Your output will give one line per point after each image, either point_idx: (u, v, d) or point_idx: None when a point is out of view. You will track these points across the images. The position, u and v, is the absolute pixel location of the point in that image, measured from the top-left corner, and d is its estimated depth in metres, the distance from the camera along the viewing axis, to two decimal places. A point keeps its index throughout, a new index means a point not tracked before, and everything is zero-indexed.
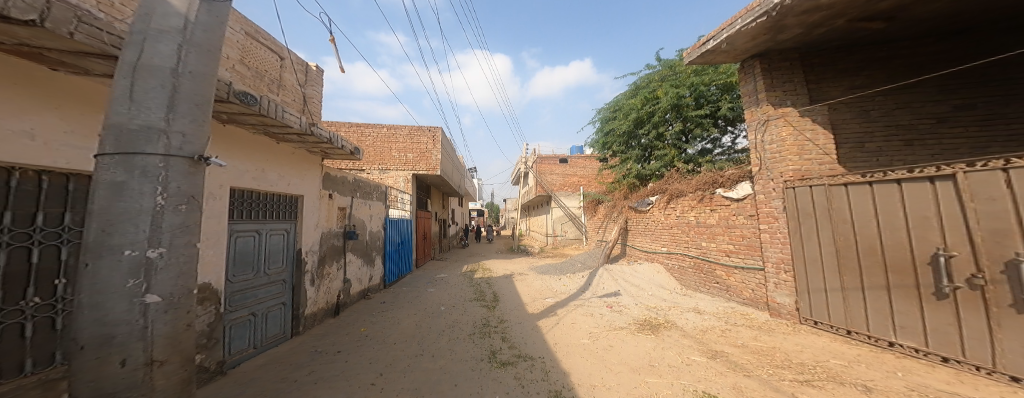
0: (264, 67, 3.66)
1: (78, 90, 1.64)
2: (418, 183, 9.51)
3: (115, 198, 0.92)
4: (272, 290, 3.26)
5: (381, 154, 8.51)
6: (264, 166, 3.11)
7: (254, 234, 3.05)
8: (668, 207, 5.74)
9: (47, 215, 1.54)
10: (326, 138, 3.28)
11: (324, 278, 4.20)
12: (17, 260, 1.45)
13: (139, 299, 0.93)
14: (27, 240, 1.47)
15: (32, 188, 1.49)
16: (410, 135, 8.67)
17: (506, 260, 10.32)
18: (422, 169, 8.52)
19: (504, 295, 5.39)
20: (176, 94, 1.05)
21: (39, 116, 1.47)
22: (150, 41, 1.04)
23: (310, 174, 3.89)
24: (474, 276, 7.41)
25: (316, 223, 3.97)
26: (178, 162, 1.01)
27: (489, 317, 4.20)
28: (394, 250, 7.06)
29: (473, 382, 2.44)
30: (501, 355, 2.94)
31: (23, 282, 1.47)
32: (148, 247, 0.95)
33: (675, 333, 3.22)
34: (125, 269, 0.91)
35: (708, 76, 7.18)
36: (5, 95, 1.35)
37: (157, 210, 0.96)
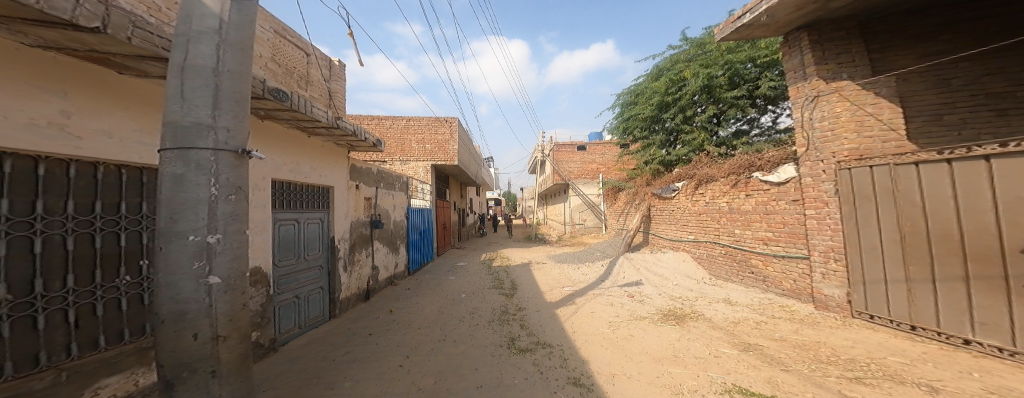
0: (293, 64, 3.74)
1: (144, 91, 1.76)
2: (436, 173, 9.65)
3: (176, 189, 0.97)
4: (311, 274, 3.40)
5: (401, 145, 8.66)
6: (298, 159, 3.20)
7: (294, 222, 3.18)
8: (696, 193, 5.60)
9: (129, 205, 1.74)
10: (351, 131, 3.32)
11: (356, 265, 4.36)
12: (109, 244, 1.65)
13: (203, 280, 0.98)
14: (115, 227, 1.68)
15: (88, 178, 1.56)
16: (428, 126, 8.74)
17: (524, 249, 10.37)
18: (441, 159, 8.62)
19: (522, 283, 5.45)
20: (219, 92, 1.08)
21: (112, 116, 1.60)
22: (192, 43, 1.06)
23: (338, 166, 3.99)
24: (493, 265, 7.48)
25: (345, 212, 4.09)
26: (226, 155, 1.05)
27: (507, 304, 4.24)
28: (417, 239, 7.25)
29: (493, 367, 2.49)
30: (520, 341, 2.98)
31: (116, 262, 1.68)
32: (207, 233, 0.99)
33: (702, 324, 3.16)
34: (189, 252, 0.97)
35: (745, 53, 6.82)
36: (85, 98, 1.48)
37: (212, 200, 1.01)
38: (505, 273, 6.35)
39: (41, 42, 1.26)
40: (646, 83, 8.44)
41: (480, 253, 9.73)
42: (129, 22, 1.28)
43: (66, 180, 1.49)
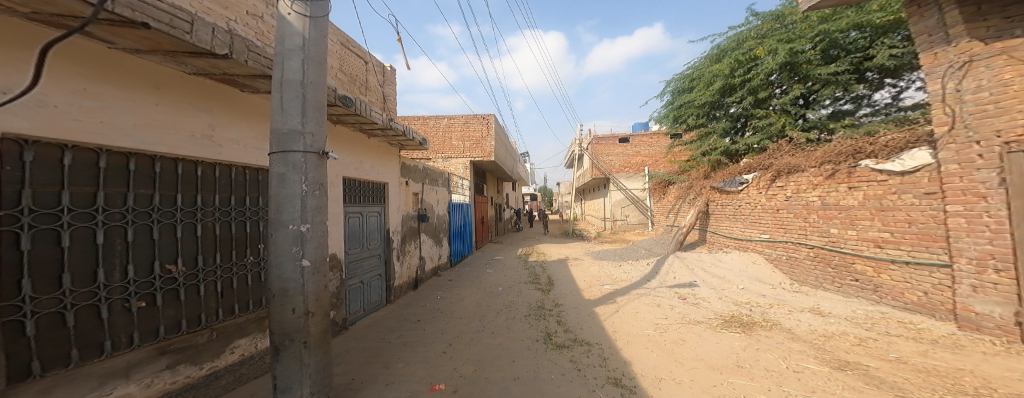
0: (356, 73, 4.00)
1: (260, 107, 2.20)
2: (474, 169, 9.82)
3: (281, 186, 1.37)
4: (371, 262, 3.65)
5: (443, 143, 8.92)
6: (360, 158, 3.43)
7: (360, 215, 3.45)
8: (772, 186, 5.06)
9: (248, 198, 2.20)
10: (401, 131, 3.47)
11: (406, 255, 4.60)
12: (237, 230, 2.12)
13: (299, 262, 1.38)
14: (240, 216, 2.14)
15: (121, 170, 1.54)
16: (467, 123, 8.89)
17: (561, 245, 10.22)
18: (479, 156, 8.74)
19: (558, 279, 5.40)
20: (306, 102, 1.44)
21: (238, 128, 2.07)
22: (286, 61, 1.42)
23: (392, 163, 4.20)
24: (530, 260, 7.47)
25: (398, 206, 4.32)
26: (312, 156, 1.44)
27: (543, 300, 4.21)
28: (458, 232, 7.46)
29: (529, 361, 2.48)
30: (557, 337, 2.94)
31: (241, 244, 2.15)
32: (300, 223, 1.38)
33: (779, 334, 2.83)
34: (290, 238, 1.37)
35: (846, 20, 5.72)
36: (222, 114, 1.95)
37: (303, 195, 1.40)
38: (541, 268, 6.33)
39: (194, 69, 1.69)
40: (717, 54, 7.61)
41: (518, 248, 9.77)
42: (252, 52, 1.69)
43: (213, 180, 1.97)
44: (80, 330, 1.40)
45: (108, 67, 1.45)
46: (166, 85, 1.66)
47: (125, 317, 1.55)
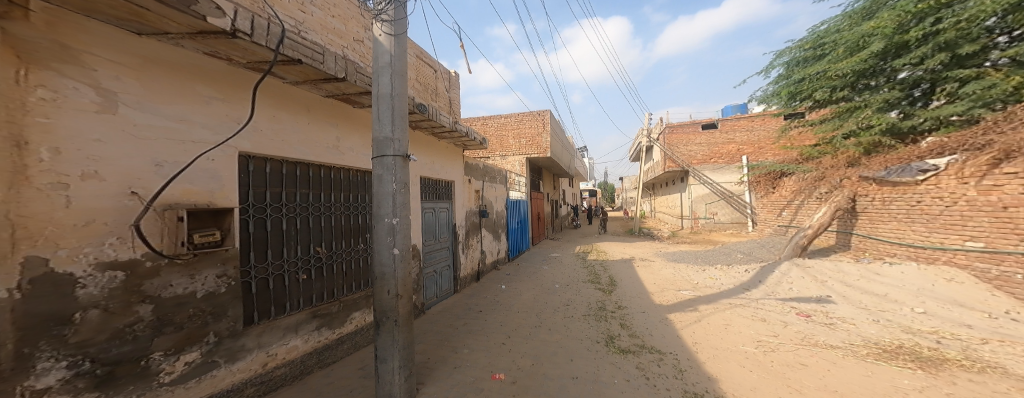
0: (427, 81, 4.29)
1: (366, 119, 2.86)
2: (530, 166, 9.82)
3: (379, 186, 1.73)
4: (442, 253, 3.90)
5: (500, 141, 9.06)
6: (432, 159, 3.71)
7: (432, 210, 3.72)
8: (993, 175, 3.76)
9: (361, 196, 2.84)
10: (466, 133, 3.60)
11: (470, 248, 4.79)
12: (356, 220, 2.77)
13: (391, 250, 1.73)
14: (358, 209, 2.80)
15: (277, 173, 2.12)
16: (520, 121, 8.88)
17: (625, 244, 9.67)
18: (535, 153, 8.69)
19: (622, 280, 5.08)
20: (394, 111, 1.78)
21: (355, 138, 2.72)
22: (379, 77, 1.76)
23: (457, 162, 4.37)
24: (590, 258, 7.24)
25: (463, 201, 4.54)
26: (400, 158, 1.77)
27: (604, 300, 3.99)
28: (515, 228, 7.53)
29: (589, 361, 2.35)
30: (620, 341, 2.74)
31: (358, 231, 2.80)
32: (391, 218, 1.73)
33: (972, 376, 2.10)
34: (386, 230, 1.72)
35: None
36: (345, 128, 2.62)
37: (394, 192, 1.74)
38: (601, 268, 6.03)
39: (327, 92, 2.27)
40: (882, 5, 6.39)
41: (576, 245, 9.51)
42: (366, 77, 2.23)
43: (341, 182, 2.63)
44: (273, 290, 2.07)
45: (285, 102, 2.10)
46: (313, 111, 2.32)
47: (297, 286, 2.21)
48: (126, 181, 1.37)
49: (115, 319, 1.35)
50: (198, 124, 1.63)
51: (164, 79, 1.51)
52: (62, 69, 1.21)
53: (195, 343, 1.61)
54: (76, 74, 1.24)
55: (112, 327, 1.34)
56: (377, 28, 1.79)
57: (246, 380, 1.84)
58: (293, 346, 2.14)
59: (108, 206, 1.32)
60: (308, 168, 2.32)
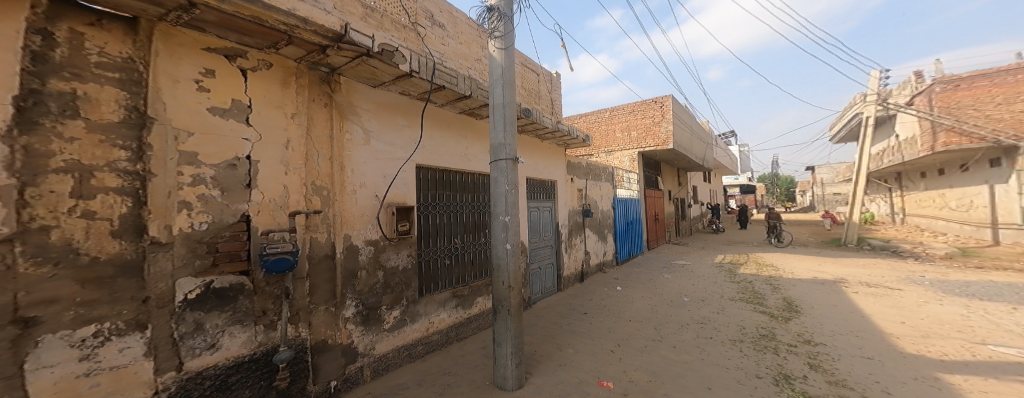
0: (530, 86, 4.86)
1: (482, 128, 4.01)
2: (646, 161, 9.42)
3: (497, 186, 2.35)
4: (545, 251, 4.66)
5: (607, 137, 9.20)
6: (535, 161, 4.49)
7: (536, 209, 4.50)
8: None
9: (480, 200, 3.95)
10: (567, 131, 4.31)
11: (574, 249, 5.29)
12: (478, 217, 3.90)
13: (506, 246, 2.31)
14: (480, 210, 3.93)
15: (433, 184, 3.39)
16: (632, 113, 8.73)
17: (812, 260, 7.85)
18: (651, 145, 8.28)
19: (809, 306, 4.27)
20: (506, 117, 2.36)
21: (476, 145, 3.91)
22: (498, 88, 2.40)
23: (558, 162, 5.01)
24: (739, 272, 6.42)
25: (565, 201, 5.13)
26: (511, 161, 2.34)
27: (765, 326, 3.60)
28: (624, 229, 7.46)
29: (731, 392, 2.29)
30: (801, 381, 2.43)
31: (479, 227, 3.91)
32: (507, 216, 2.28)
33: None
34: (503, 227, 2.32)
35: None
36: (468, 136, 3.82)
37: (508, 193, 2.32)
38: (769, 288, 5.24)
39: (457, 108, 3.50)
40: None
41: (712, 254, 8.57)
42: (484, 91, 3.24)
43: (467, 193, 3.79)
44: (431, 272, 3.30)
45: (437, 122, 3.40)
46: (450, 127, 3.58)
47: (444, 271, 3.44)
48: (374, 189, 2.72)
49: (370, 279, 2.67)
50: (399, 148, 2.97)
51: (388, 116, 2.87)
52: (354, 119, 2.59)
53: (398, 304, 2.89)
54: (358, 122, 2.61)
55: (370, 284, 2.67)
56: (492, 44, 2.46)
57: (421, 335, 3.11)
58: (442, 317, 3.35)
59: (368, 205, 2.66)
60: (450, 175, 3.59)
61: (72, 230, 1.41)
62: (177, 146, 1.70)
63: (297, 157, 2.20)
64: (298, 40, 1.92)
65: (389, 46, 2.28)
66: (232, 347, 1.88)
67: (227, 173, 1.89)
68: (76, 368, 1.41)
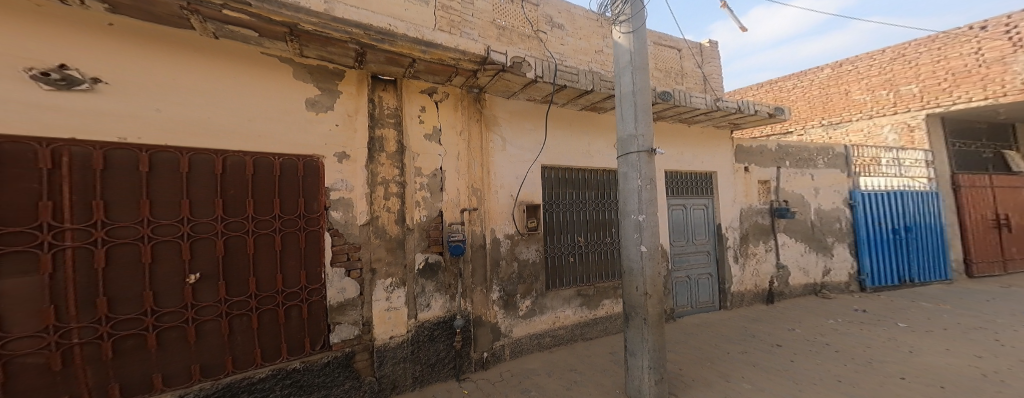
0: (670, 64, 6.10)
1: (600, 122, 5.34)
2: (931, 119, 8.14)
3: (626, 181, 2.94)
4: (702, 259, 5.79)
5: (833, 103, 9.19)
6: (683, 152, 5.69)
7: (682, 207, 5.72)
8: None
9: (603, 195, 5.35)
10: (733, 108, 4.98)
11: (751, 257, 6.22)
12: (597, 215, 5.21)
13: (640, 247, 2.85)
14: (608, 207, 5.36)
15: (559, 185, 4.97)
16: (879, 66, 8.49)
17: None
18: (967, 99, 7.21)
19: None
20: (637, 107, 2.95)
21: (601, 136, 5.33)
22: (624, 78, 3.03)
23: (720, 147, 6.12)
24: None
25: (732, 197, 6.13)
26: (643, 154, 2.89)
27: None
28: (864, 239, 7.30)
29: None
30: None
31: (603, 224, 5.26)
32: (638, 215, 2.84)
33: None
34: (633, 227, 2.88)
35: None
36: (576, 126, 5.10)
37: (638, 189, 2.88)
38: None
39: (577, 105, 4.88)
40: None
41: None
42: (602, 82, 4.26)
43: (589, 195, 5.20)
44: (554, 270, 4.80)
45: (558, 123, 4.91)
46: (570, 123, 5.04)
47: (569, 267, 4.94)
48: (509, 190, 4.40)
49: (506, 265, 4.31)
50: (526, 150, 4.59)
51: (523, 124, 4.59)
52: (502, 131, 4.39)
53: (528, 295, 4.47)
54: (507, 133, 4.43)
55: (504, 271, 4.30)
56: (619, 28, 3.10)
57: (547, 324, 4.63)
58: (568, 313, 4.82)
59: (506, 203, 4.37)
60: (576, 172, 5.14)
61: (384, 217, 3.45)
62: (414, 165, 3.67)
63: (466, 166, 4.07)
64: (459, 69, 3.50)
65: (517, 60, 3.59)
66: (435, 308, 3.76)
67: (432, 181, 3.81)
68: (383, 306, 3.40)
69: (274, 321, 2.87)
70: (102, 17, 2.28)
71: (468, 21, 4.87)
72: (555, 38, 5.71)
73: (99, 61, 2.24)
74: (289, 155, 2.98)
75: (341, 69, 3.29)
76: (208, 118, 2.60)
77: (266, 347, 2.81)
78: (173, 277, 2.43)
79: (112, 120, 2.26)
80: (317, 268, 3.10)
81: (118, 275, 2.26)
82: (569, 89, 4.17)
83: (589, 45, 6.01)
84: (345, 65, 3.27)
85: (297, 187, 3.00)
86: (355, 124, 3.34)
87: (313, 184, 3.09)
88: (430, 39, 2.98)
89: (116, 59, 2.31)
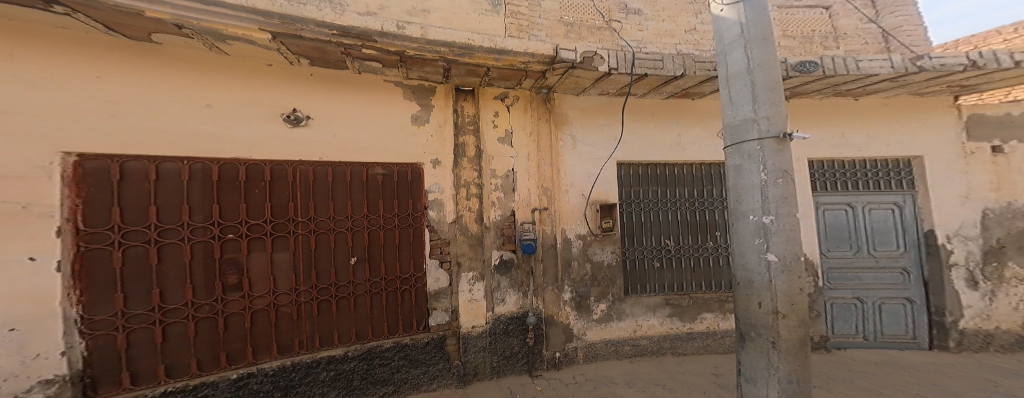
0: (811, 29, 4.80)
1: (693, 111, 5.23)
2: None
3: (740, 177, 2.27)
4: (889, 276, 4.79)
5: None
6: (848, 133, 4.85)
7: (846, 208, 4.87)
8: None
9: (702, 192, 5.27)
10: (955, 63, 3.73)
11: (1006, 283, 4.56)
12: (706, 215, 5.22)
13: (764, 256, 2.14)
14: (711, 206, 5.24)
15: (639, 186, 5.12)
16: None
17: None
18: None
19: None
20: (754, 84, 2.25)
21: (694, 127, 5.20)
22: (728, 56, 2.41)
23: (930, 119, 4.80)
24: None
25: (953, 193, 4.66)
26: (769, 141, 2.14)
27: None
28: None
29: None
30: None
31: (710, 226, 5.21)
32: (762, 216, 2.15)
33: None
34: (754, 231, 2.19)
35: None
36: (664, 118, 5.15)
37: (762, 183, 2.16)
38: None
39: (668, 93, 4.81)
40: None
41: None
42: (697, 63, 4.04)
43: (687, 193, 5.23)
44: (642, 274, 5.03)
45: (638, 117, 5.08)
46: (656, 115, 5.13)
47: (662, 270, 5.07)
48: (580, 189, 4.78)
49: (578, 269, 4.72)
50: (601, 148, 4.92)
51: (597, 120, 4.93)
52: (574, 130, 4.83)
53: (603, 298, 4.80)
54: (580, 132, 4.84)
55: (578, 274, 4.72)
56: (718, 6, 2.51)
57: (629, 330, 4.86)
58: (652, 324, 4.92)
59: (576, 201, 4.76)
60: (673, 169, 5.22)
61: (467, 216, 4.23)
62: (490, 166, 4.34)
63: (535, 166, 4.60)
64: (529, 71, 3.94)
65: (589, 54, 3.75)
66: (510, 305, 4.36)
67: (505, 181, 4.42)
68: (468, 298, 4.16)
69: (394, 299, 3.82)
70: (307, 69, 3.51)
71: (536, 23, 4.57)
72: (632, 25, 5.03)
73: (304, 100, 3.47)
74: (404, 163, 3.97)
75: (433, 86, 4.17)
76: (360, 138, 3.73)
77: (393, 318, 3.79)
78: (342, 258, 3.54)
79: (315, 143, 3.49)
80: (421, 257, 4.00)
81: (312, 255, 3.40)
82: (651, 77, 4.16)
83: (676, 27, 5.14)
84: (435, 81, 4.11)
85: (409, 190, 3.98)
86: (445, 134, 4.20)
87: (420, 189, 4.04)
88: (502, 47, 3.46)
89: (321, 99, 3.55)
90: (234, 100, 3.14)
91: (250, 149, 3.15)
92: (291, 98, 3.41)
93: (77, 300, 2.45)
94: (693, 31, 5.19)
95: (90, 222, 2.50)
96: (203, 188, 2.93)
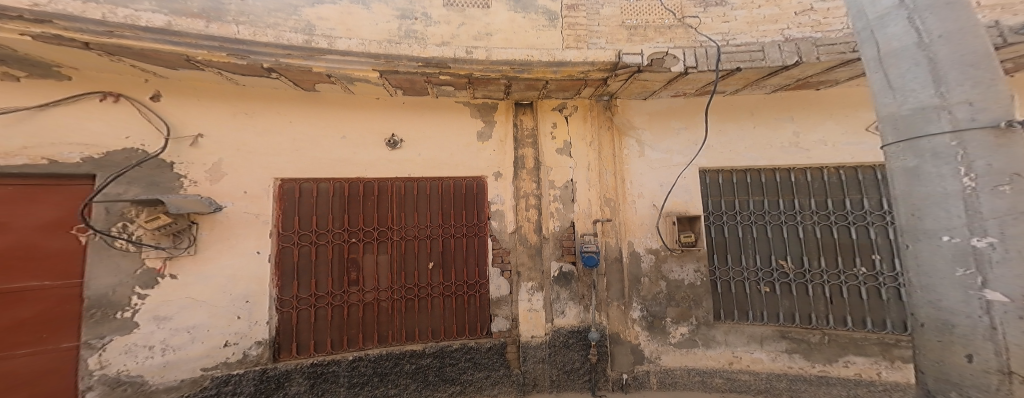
0: None
1: (812, 103, 4.60)
2: None
3: (917, 186, 1.85)
4: None
5: None
6: None
7: None
8: None
9: (853, 203, 4.43)
10: None
11: None
12: (863, 235, 4.34)
13: (978, 291, 1.65)
14: (863, 221, 4.36)
15: (759, 196, 4.67)
16: None
17: None
18: None
19: None
20: (932, 62, 1.84)
21: (825, 124, 4.54)
22: (880, 34, 2.04)
23: None
24: None
25: None
26: (968, 137, 1.69)
27: None
28: None
29: None
30: None
31: (867, 247, 4.31)
32: (974, 238, 1.67)
33: None
34: (952, 256, 1.73)
35: None
36: (769, 115, 4.68)
37: (964, 192, 1.69)
38: None
39: (772, 85, 4.40)
40: None
41: None
42: (819, 48, 3.67)
43: (823, 205, 4.50)
44: (754, 296, 4.54)
45: (731, 118, 4.74)
46: (756, 112, 4.71)
47: (789, 292, 4.46)
48: (652, 198, 4.72)
49: (653, 287, 4.63)
50: (679, 154, 4.78)
51: (670, 124, 4.84)
52: (643, 136, 4.84)
53: (685, 320, 4.56)
54: (658, 139, 4.82)
55: (653, 292, 4.63)
56: None
57: (724, 361, 4.45)
58: (758, 356, 4.39)
59: (647, 212, 4.71)
60: (802, 174, 4.59)
61: (525, 226, 4.64)
62: (549, 178, 4.69)
63: (596, 176, 4.75)
64: (589, 80, 4.14)
65: (657, 57, 3.81)
66: (569, 316, 4.56)
67: (563, 192, 4.69)
68: (526, 306, 4.52)
69: (463, 303, 4.43)
70: (400, 99, 4.47)
71: (596, 30, 4.28)
72: (714, 18, 4.21)
73: (403, 126, 4.45)
74: (466, 177, 4.61)
75: (495, 103, 4.78)
76: (438, 157, 4.54)
77: (463, 320, 4.41)
78: (422, 262, 4.33)
79: (407, 161, 4.43)
80: (484, 264, 4.54)
81: (405, 258, 4.28)
82: (748, 71, 3.91)
83: (780, 11, 4.10)
84: (497, 99, 4.68)
85: (475, 202, 4.60)
86: (505, 148, 4.75)
87: (483, 200, 4.63)
88: (560, 60, 3.74)
89: (410, 124, 4.48)
90: (360, 130, 4.30)
91: (363, 168, 4.25)
92: (393, 126, 4.41)
93: (275, 283, 3.84)
94: (810, 10, 4.03)
95: (285, 228, 3.91)
96: (341, 201, 4.13)
